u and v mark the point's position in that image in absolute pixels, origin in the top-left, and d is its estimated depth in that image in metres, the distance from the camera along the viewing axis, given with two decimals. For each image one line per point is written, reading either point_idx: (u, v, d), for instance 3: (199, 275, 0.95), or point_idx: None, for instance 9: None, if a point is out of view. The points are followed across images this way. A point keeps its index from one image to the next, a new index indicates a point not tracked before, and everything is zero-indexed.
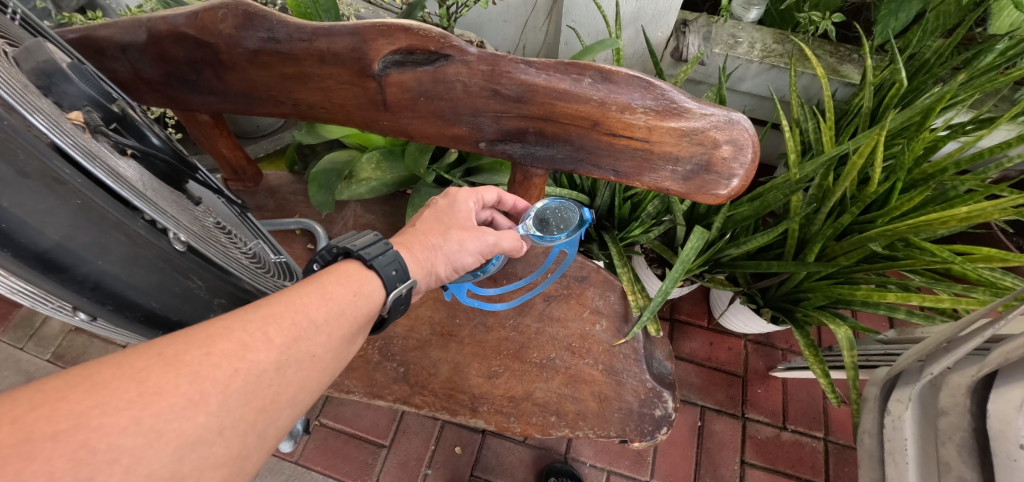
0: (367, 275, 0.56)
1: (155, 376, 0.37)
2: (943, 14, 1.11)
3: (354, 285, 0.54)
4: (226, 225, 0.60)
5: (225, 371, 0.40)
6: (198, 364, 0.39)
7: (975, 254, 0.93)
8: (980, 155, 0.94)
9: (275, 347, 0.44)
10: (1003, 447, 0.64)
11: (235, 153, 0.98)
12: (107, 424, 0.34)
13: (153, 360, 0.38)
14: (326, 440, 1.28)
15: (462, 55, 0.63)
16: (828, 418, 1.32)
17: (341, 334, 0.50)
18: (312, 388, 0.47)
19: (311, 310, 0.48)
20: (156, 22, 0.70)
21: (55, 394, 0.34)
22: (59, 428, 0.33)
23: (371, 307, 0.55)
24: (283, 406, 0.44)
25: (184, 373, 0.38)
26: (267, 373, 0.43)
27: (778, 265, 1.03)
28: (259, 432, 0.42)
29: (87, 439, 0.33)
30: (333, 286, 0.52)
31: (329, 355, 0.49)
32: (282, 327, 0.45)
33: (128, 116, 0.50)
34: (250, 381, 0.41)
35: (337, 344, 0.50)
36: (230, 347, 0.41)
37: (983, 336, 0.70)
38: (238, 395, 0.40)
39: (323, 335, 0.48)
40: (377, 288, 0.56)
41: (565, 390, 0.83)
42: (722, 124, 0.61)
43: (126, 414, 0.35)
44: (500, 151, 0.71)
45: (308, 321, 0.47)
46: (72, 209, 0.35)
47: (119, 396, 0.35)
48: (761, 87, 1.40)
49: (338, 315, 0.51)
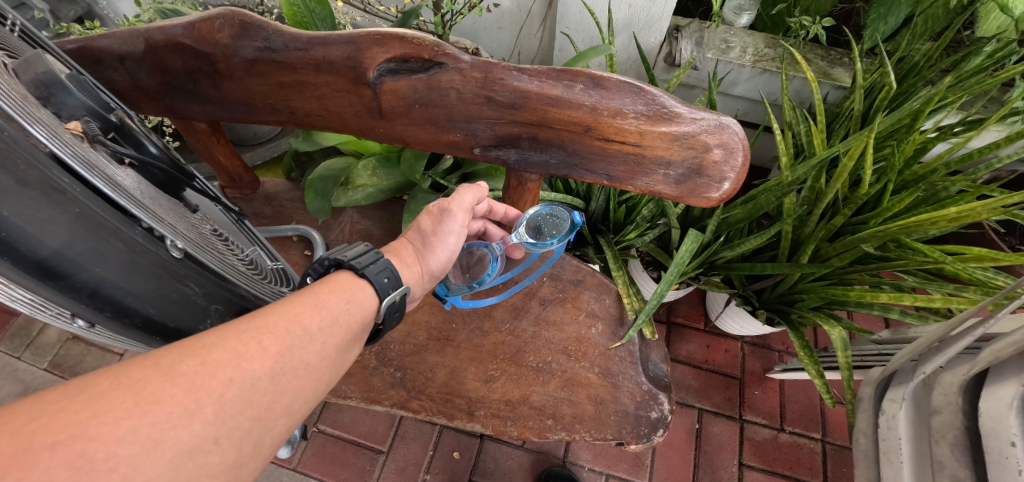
0: (360, 284, 0.57)
1: (151, 386, 0.38)
2: (931, 17, 1.13)
3: (347, 293, 0.55)
4: (223, 232, 0.61)
5: (220, 380, 0.41)
6: (194, 374, 0.40)
7: (966, 254, 0.94)
8: (970, 156, 0.95)
9: (269, 356, 0.45)
10: (994, 445, 0.65)
11: (232, 161, 0.99)
12: (104, 433, 0.34)
13: (149, 370, 0.38)
14: (323, 446, 1.28)
15: (456, 63, 0.64)
16: (825, 419, 1.33)
17: (335, 342, 0.50)
18: (307, 396, 0.47)
19: (305, 319, 0.49)
20: (154, 32, 0.71)
21: (53, 403, 0.35)
22: (57, 438, 0.33)
23: (364, 315, 0.56)
24: (278, 414, 0.44)
25: (180, 382, 0.39)
26: (261, 382, 0.43)
27: (772, 267, 1.03)
28: (255, 440, 0.42)
29: (84, 449, 0.33)
30: (326, 296, 0.53)
31: (323, 364, 0.49)
32: (275, 336, 0.46)
33: (127, 125, 0.51)
34: (245, 390, 0.42)
35: (332, 353, 0.50)
36: (224, 356, 0.42)
37: (973, 336, 0.71)
38: (233, 404, 0.41)
39: (317, 343, 0.49)
40: (369, 295, 0.57)
41: (562, 393, 0.84)
42: (713, 129, 0.62)
43: (122, 423, 0.35)
44: (494, 157, 0.72)
45: (302, 330, 0.48)
46: (70, 217, 0.35)
47: (115, 406, 0.36)
48: (753, 91, 1.42)
49: (332, 323, 0.51)
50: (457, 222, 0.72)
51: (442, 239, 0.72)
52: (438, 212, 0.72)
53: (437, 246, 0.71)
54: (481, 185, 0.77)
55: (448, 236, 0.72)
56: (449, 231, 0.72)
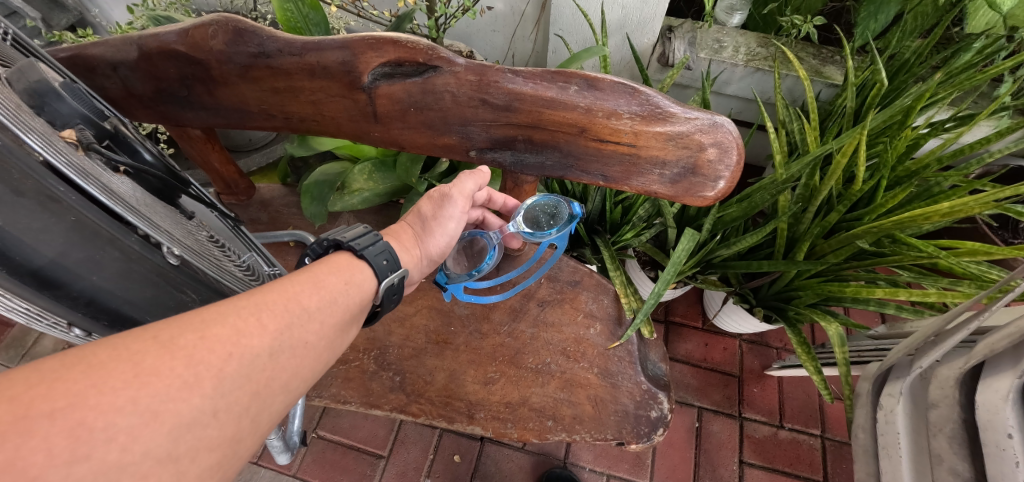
0: (358, 265, 0.57)
1: (151, 358, 0.37)
2: (921, 14, 1.15)
3: (345, 276, 0.55)
4: (220, 239, 0.61)
5: (219, 354, 0.40)
6: (193, 347, 0.39)
7: (960, 249, 0.94)
8: (961, 152, 0.95)
9: (269, 332, 0.44)
10: (992, 437, 0.65)
11: (227, 167, 0.99)
12: (103, 402, 0.34)
13: (149, 343, 0.38)
14: (323, 452, 1.28)
15: (451, 66, 0.64)
16: (823, 416, 1.33)
17: (333, 321, 0.51)
18: (306, 375, 0.47)
19: (303, 297, 0.49)
20: (147, 39, 0.71)
21: (51, 372, 0.34)
22: (56, 406, 0.33)
23: (362, 296, 0.56)
24: (276, 391, 0.44)
25: (179, 356, 0.38)
26: (261, 358, 0.43)
27: (768, 264, 1.04)
28: (253, 416, 0.42)
29: (83, 418, 0.33)
30: (325, 275, 0.53)
31: (322, 343, 0.49)
32: (275, 313, 0.46)
33: (121, 132, 0.51)
34: (244, 365, 0.42)
35: (330, 332, 0.50)
36: (224, 331, 0.42)
37: (969, 328, 0.71)
38: (232, 378, 0.41)
39: (317, 322, 0.49)
40: (367, 277, 0.57)
41: (561, 394, 0.84)
42: (706, 128, 0.62)
43: (122, 394, 0.35)
44: (490, 159, 0.72)
45: (300, 307, 0.48)
46: (66, 225, 0.35)
47: (115, 376, 0.36)
48: (746, 90, 1.43)
49: (330, 302, 0.51)
50: (457, 207, 0.73)
51: (442, 224, 0.72)
52: (439, 197, 0.73)
53: (437, 231, 0.72)
54: (481, 172, 0.77)
55: (448, 221, 0.73)
56: (449, 216, 0.72)
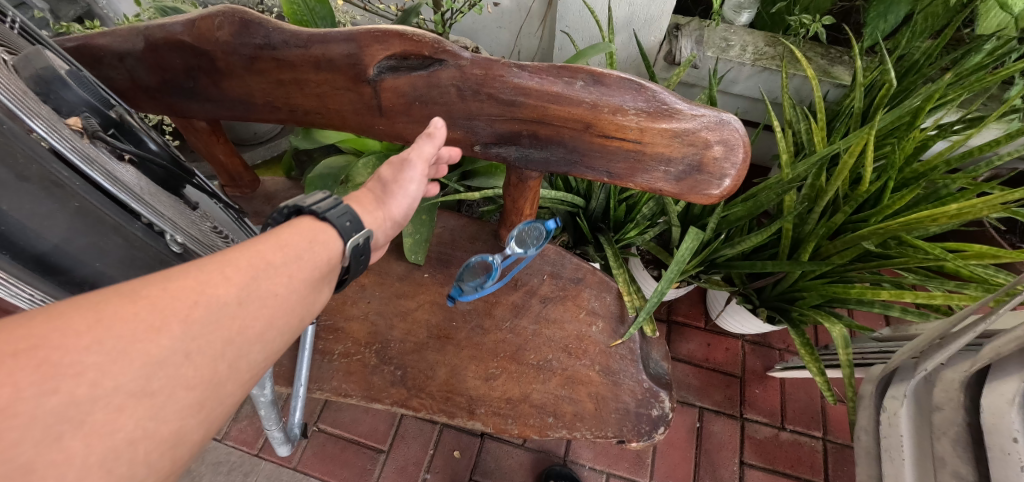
0: (323, 227, 0.53)
1: (106, 306, 0.36)
2: (931, 15, 1.14)
3: (309, 234, 0.51)
4: (223, 229, 0.61)
5: (179, 303, 0.38)
6: (151, 294, 0.37)
7: (967, 251, 0.94)
8: (970, 154, 0.95)
9: (231, 284, 0.42)
10: (997, 440, 0.64)
11: (232, 159, 0.99)
12: (63, 342, 0.33)
13: (101, 294, 0.36)
14: (324, 445, 1.28)
15: (456, 60, 0.64)
16: (825, 418, 1.33)
17: (302, 275, 0.48)
18: (279, 327, 0.45)
19: (266, 253, 0.46)
20: (154, 30, 0.71)
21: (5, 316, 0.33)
22: (18, 348, 0.32)
23: (330, 256, 0.52)
24: (251, 340, 0.42)
25: (136, 302, 0.37)
26: (225, 307, 0.41)
27: (772, 265, 1.03)
28: (230, 361, 0.40)
29: (46, 356, 0.32)
30: (288, 236, 0.50)
31: (295, 296, 0.47)
32: (235, 266, 0.43)
33: (127, 122, 0.51)
34: (209, 312, 0.40)
35: (302, 287, 0.48)
36: (180, 284, 0.39)
37: (975, 331, 0.70)
38: (198, 325, 0.39)
39: (286, 276, 0.46)
40: (334, 238, 0.53)
41: (562, 391, 0.83)
42: (713, 125, 0.62)
43: (84, 336, 0.34)
44: (495, 154, 0.72)
45: (264, 262, 0.45)
46: (68, 212, 0.35)
47: (72, 322, 0.34)
48: (753, 89, 1.42)
49: (297, 259, 0.48)
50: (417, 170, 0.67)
51: (403, 186, 0.66)
52: (398, 161, 0.66)
53: (397, 194, 0.66)
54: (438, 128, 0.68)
55: (409, 183, 0.67)
56: (410, 178, 0.66)
